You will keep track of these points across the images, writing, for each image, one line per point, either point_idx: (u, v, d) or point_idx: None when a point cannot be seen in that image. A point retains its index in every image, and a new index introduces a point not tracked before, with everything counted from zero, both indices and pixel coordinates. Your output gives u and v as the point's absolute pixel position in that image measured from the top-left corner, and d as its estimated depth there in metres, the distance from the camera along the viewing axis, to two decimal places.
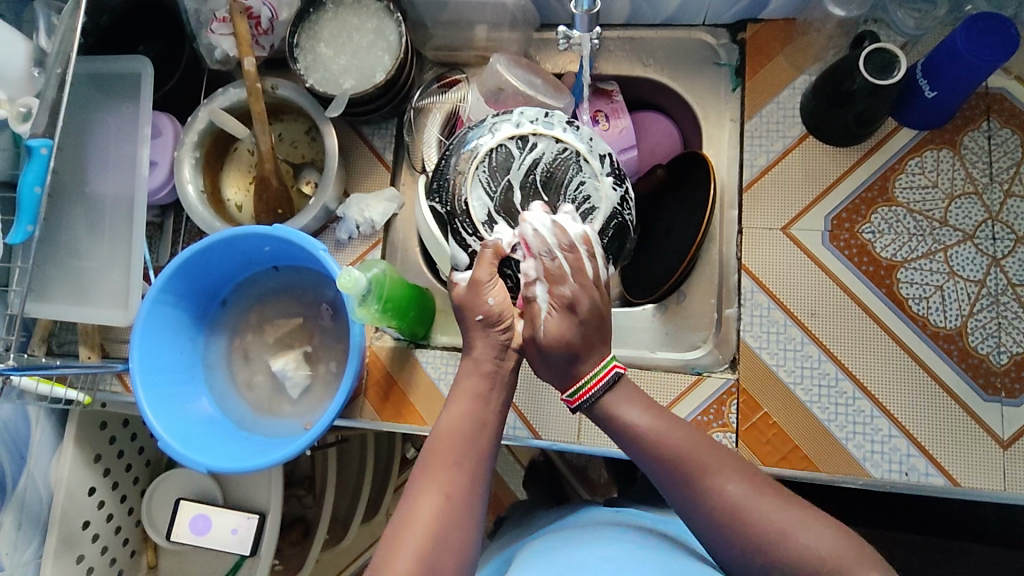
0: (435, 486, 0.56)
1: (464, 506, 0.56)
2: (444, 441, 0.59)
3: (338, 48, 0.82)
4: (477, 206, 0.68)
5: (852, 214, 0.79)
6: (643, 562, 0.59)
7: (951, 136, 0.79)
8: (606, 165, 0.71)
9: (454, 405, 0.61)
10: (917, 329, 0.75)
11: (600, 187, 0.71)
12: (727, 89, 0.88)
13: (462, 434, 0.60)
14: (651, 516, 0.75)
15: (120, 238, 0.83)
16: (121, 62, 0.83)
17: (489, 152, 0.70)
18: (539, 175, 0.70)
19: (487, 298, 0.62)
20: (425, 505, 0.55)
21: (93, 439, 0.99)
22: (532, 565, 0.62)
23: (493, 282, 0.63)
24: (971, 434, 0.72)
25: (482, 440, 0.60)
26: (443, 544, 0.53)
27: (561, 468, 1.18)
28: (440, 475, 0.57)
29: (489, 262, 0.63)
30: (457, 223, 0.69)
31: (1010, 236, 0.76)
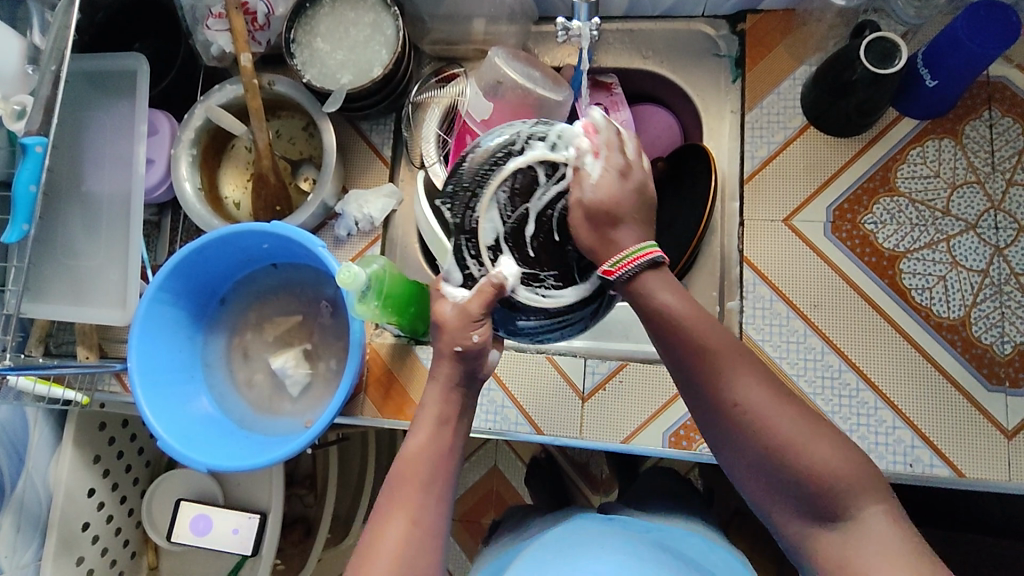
0: (400, 513, 0.56)
1: (430, 530, 0.56)
2: (412, 467, 0.58)
3: (335, 43, 0.82)
4: (484, 229, 0.61)
5: (854, 204, 0.78)
6: None
7: (953, 125, 0.78)
8: None
9: (421, 426, 0.60)
10: (920, 319, 0.75)
11: None
12: (727, 80, 0.87)
13: (428, 456, 0.59)
14: (642, 523, 0.74)
15: (118, 236, 0.83)
16: (118, 60, 0.83)
17: (514, 172, 0.60)
18: (560, 210, 0.61)
19: (472, 335, 0.59)
20: (390, 531, 0.55)
21: (93, 440, 0.99)
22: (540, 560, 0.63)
23: (484, 321, 0.59)
24: (975, 424, 0.72)
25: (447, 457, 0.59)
26: (410, 568, 0.54)
27: (562, 464, 1.18)
28: (404, 499, 0.57)
29: (486, 296, 0.59)
30: (460, 239, 0.61)
31: (1013, 226, 0.76)
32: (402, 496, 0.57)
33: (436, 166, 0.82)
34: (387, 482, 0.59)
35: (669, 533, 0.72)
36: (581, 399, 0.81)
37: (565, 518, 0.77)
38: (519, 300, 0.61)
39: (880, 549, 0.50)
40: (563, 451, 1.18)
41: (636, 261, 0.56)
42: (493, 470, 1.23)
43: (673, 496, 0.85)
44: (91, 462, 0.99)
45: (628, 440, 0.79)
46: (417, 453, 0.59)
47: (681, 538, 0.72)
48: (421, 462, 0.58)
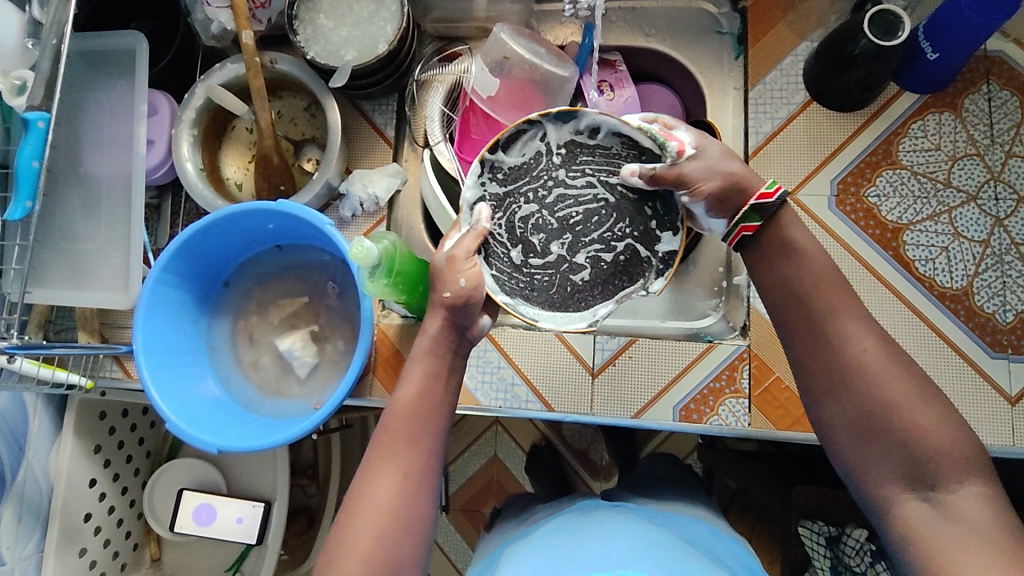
0: (388, 468, 0.58)
1: (412, 490, 0.58)
2: (396, 421, 0.60)
3: (339, 19, 0.81)
4: (584, 262, 0.68)
5: (858, 177, 0.79)
6: (655, 552, 0.59)
7: (953, 99, 0.80)
8: (520, 140, 0.66)
9: (411, 380, 0.62)
10: (924, 289, 0.76)
11: (512, 157, 0.66)
12: (730, 57, 0.87)
13: (417, 412, 0.61)
14: (650, 510, 0.72)
15: (119, 218, 0.82)
16: (116, 38, 0.81)
17: (605, 204, 0.67)
18: (553, 193, 0.68)
19: (458, 276, 0.61)
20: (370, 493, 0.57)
21: (93, 429, 0.97)
22: (561, 544, 0.63)
23: (469, 263, 0.62)
24: (980, 391, 0.73)
25: (434, 414, 0.62)
26: (396, 528, 0.56)
27: (562, 450, 1.19)
28: (392, 455, 0.59)
29: (469, 242, 0.63)
30: (574, 280, 0.68)
31: (1012, 196, 0.77)
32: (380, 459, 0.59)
33: (440, 145, 0.82)
34: (376, 435, 0.61)
35: (673, 518, 0.71)
36: (590, 375, 0.81)
37: (571, 504, 0.77)
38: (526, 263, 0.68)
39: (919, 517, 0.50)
40: (561, 436, 1.19)
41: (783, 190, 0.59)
42: (493, 459, 1.22)
43: (679, 476, 0.86)
44: (92, 452, 0.97)
45: (638, 415, 0.80)
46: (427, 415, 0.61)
47: (688, 525, 0.70)
48: (411, 419, 0.61)
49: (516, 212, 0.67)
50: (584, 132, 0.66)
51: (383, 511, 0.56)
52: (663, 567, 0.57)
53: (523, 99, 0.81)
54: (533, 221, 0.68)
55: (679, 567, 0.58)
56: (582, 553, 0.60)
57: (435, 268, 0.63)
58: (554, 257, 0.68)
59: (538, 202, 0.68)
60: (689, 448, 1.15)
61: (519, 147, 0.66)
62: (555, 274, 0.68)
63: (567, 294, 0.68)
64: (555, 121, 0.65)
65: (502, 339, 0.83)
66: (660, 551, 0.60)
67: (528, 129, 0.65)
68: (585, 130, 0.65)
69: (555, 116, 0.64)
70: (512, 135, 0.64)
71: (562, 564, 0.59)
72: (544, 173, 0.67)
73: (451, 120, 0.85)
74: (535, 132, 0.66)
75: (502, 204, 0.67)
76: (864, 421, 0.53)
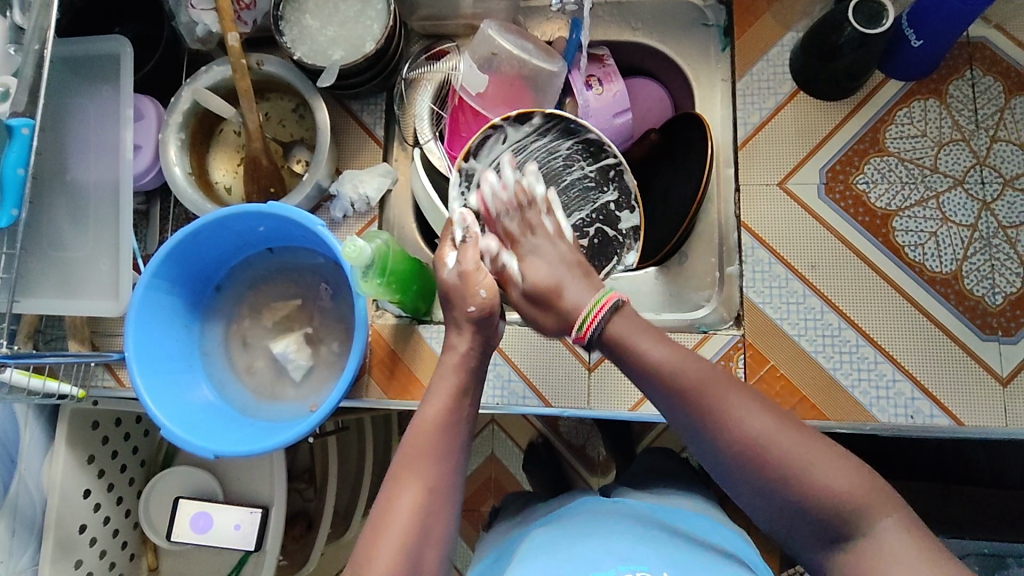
0: (409, 486, 0.58)
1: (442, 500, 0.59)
2: (416, 441, 0.61)
3: (325, 19, 0.81)
4: None
5: (846, 165, 0.80)
6: (653, 547, 0.59)
7: (937, 85, 0.80)
8: (486, 145, 0.78)
9: (433, 402, 0.63)
10: (915, 275, 0.77)
11: (483, 162, 0.79)
12: (717, 49, 0.88)
13: (436, 432, 0.61)
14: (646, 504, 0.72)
15: (107, 224, 0.81)
16: (100, 43, 0.81)
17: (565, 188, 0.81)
18: None
19: (478, 291, 0.66)
20: (402, 500, 0.57)
21: (87, 439, 0.96)
22: (561, 546, 0.62)
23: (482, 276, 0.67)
24: (973, 374, 0.74)
25: (454, 434, 0.62)
26: (423, 542, 0.56)
27: (559, 446, 1.19)
28: (416, 472, 0.59)
29: (474, 254, 0.68)
30: None
31: (998, 180, 0.78)
32: (416, 464, 0.59)
33: (430, 143, 0.82)
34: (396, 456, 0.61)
35: (671, 510, 0.71)
36: (588, 369, 0.81)
37: (571, 501, 0.77)
38: None
39: (893, 518, 0.51)
40: (558, 433, 1.19)
41: (593, 323, 0.62)
42: (490, 458, 1.22)
43: (675, 469, 0.87)
44: (86, 462, 0.96)
45: (636, 408, 0.80)
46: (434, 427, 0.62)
47: (687, 517, 0.70)
48: (432, 438, 0.61)
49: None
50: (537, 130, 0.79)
51: (414, 520, 0.56)
52: (669, 561, 0.58)
53: (512, 95, 0.82)
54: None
55: (685, 563, 0.58)
56: (583, 555, 0.59)
57: (449, 284, 0.68)
58: None
59: None
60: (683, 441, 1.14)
61: (486, 152, 0.79)
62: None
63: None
64: (513, 123, 0.78)
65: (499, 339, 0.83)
66: (665, 547, 0.60)
67: (492, 134, 0.77)
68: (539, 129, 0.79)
69: (513, 120, 0.78)
70: (480, 141, 0.77)
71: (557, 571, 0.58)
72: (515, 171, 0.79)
73: (441, 117, 0.85)
74: (498, 137, 0.78)
75: None
76: (757, 475, 0.54)
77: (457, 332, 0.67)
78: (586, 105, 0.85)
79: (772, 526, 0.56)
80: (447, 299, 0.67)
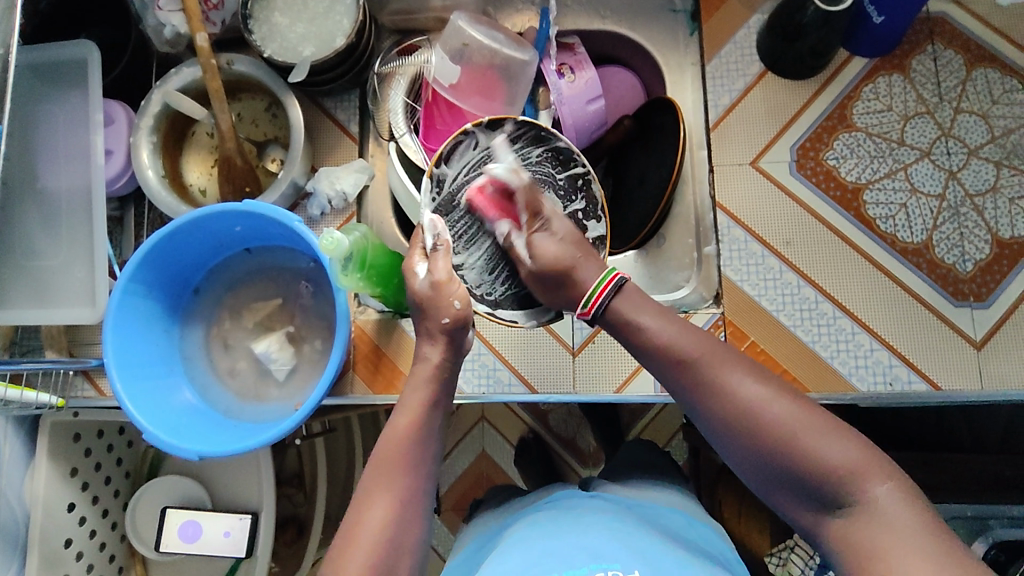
0: (381, 496, 0.58)
1: (415, 503, 0.59)
2: (386, 452, 0.61)
3: (294, 16, 0.81)
4: None
5: (816, 142, 0.81)
6: (622, 542, 0.60)
7: (900, 60, 0.82)
8: (458, 152, 0.75)
9: (401, 416, 0.64)
10: (887, 246, 0.78)
11: (454, 170, 0.75)
12: (685, 34, 0.89)
13: (407, 443, 0.62)
14: (624, 499, 0.73)
15: (81, 231, 0.81)
16: (65, 48, 0.80)
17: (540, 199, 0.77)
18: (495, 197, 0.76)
19: (451, 301, 0.67)
20: (375, 511, 0.57)
21: (69, 451, 0.94)
22: (537, 539, 0.62)
23: (454, 284, 0.68)
24: (946, 339, 0.76)
25: (427, 442, 0.63)
26: (396, 545, 0.56)
27: (550, 442, 1.20)
28: (386, 483, 0.59)
29: (443, 265, 0.69)
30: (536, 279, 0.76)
31: (963, 150, 0.79)
32: (384, 474, 0.60)
33: (405, 137, 0.82)
34: (368, 467, 0.61)
35: (651, 507, 0.71)
36: (572, 354, 0.82)
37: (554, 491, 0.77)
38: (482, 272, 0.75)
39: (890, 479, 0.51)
40: (547, 426, 1.20)
41: (602, 295, 0.65)
42: (481, 453, 1.21)
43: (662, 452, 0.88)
44: (70, 475, 0.94)
45: (621, 390, 0.81)
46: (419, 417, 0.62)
47: (664, 514, 0.70)
48: (404, 446, 0.61)
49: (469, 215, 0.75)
50: (510, 136, 0.76)
51: (386, 528, 0.56)
52: (640, 556, 0.58)
53: (485, 86, 0.81)
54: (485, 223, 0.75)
55: (660, 564, 0.58)
56: (556, 550, 0.60)
57: (422, 294, 0.68)
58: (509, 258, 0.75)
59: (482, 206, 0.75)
60: (667, 435, 1.17)
61: (458, 158, 0.75)
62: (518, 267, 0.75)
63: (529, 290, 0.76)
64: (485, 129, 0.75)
65: (490, 335, 0.83)
66: (641, 545, 0.60)
67: (463, 140, 0.74)
68: (510, 136, 0.76)
69: (485, 125, 0.74)
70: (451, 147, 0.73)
71: (536, 563, 0.58)
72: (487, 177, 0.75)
73: (415, 110, 0.85)
74: (470, 143, 0.75)
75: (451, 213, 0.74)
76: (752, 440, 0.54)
77: (430, 342, 0.68)
78: (560, 93, 0.84)
79: (766, 493, 0.56)
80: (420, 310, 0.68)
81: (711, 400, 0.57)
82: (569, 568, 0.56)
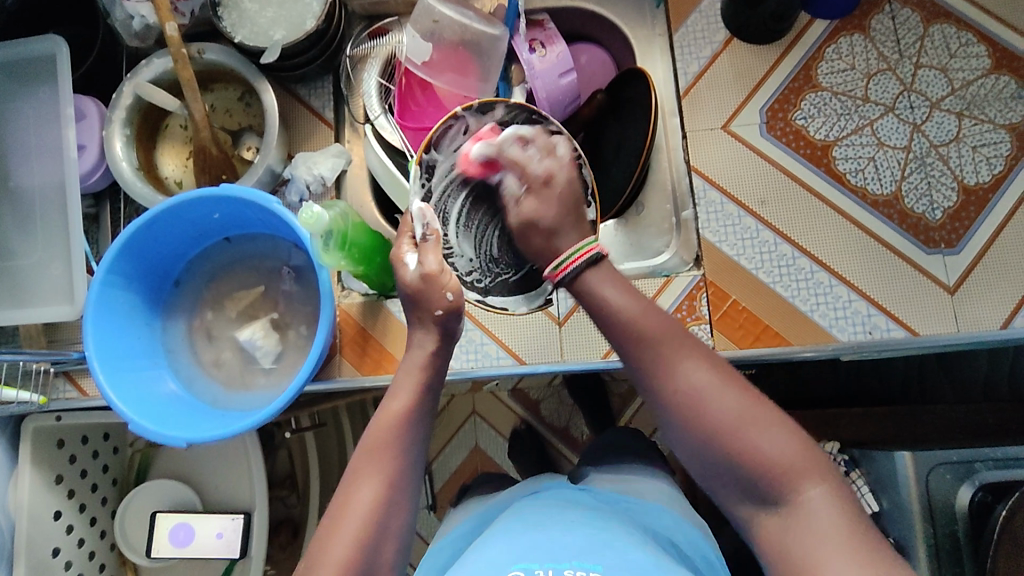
0: (367, 482, 0.57)
1: (402, 486, 0.58)
2: (375, 434, 0.59)
3: (263, 2, 0.81)
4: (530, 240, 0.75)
5: (784, 103, 0.83)
6: (609, 543, 0.56)
7: (860, 21, 0.84)
8: (450, 136, 0.73)
9: (393, 398, 0.61)
10: (859, 200, 0.80)
11: (446, 157, 0.73)
12: (651, 6, 0.90)
13: (394, 422, 0.60)
14: (610, 493, 0.69)
15: (57, 227, 0.80)
16: (32, 45, 0.79)
17: None
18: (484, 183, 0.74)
19: (445, 293, 0.62)
20: (360, 497, 0.56)
21: (53, 458, 0.92)
22: (529, 518, 0.62)
23: (445, 272, 0.63)
24: (920, 285, 0.78)
25: (416, 426, 0.60)
26: (383, 526, 0.55)
27: (543, 431, 1.19)
28: (374, 466, 0.58)
29: (434, 250, 0.64)
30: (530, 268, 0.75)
31: (926, 103, 0.82)
32: (372, 459, 0.58)
33: (381, 119, 0.82)
34: (357, 450, 0.60)
35: (636, 505, 0.67)
36: (558, 325, 0.83)
37: (537, 482, 0.76)
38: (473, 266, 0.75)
39: None
40: (539, 415, 1.20)
41: (576, 262, 0.62)
42: (475, 450, 1.19)
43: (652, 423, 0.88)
44: (55, 483, 0.92)
45: (607, 356, 0.82)
46: (408, 384, 0.62)
47: (647, 514, 0.66)
48: (392, 428, 0.59)
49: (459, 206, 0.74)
50: (503, 119, 0.73)
51: (374, 511, 0.55)
52: (620, 556, 0.54)
53: (458, 63, 0.83)
54: (476, 213, 0.74)
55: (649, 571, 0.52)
56: (549, 531, 0.59)
57: (413, 285, 0.64)
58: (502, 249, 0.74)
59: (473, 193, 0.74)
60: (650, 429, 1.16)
61: (448, 143, 0.73)
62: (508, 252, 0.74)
63: (519, 275, 0.74)
64: (475, 113, 0.73)
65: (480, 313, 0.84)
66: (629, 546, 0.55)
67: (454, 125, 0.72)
68: (503, 121, 0.73)
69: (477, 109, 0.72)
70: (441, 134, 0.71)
71: (520, 552, 0.56)
72: None
73: (389, 91, 0.86)
74: (460, 126, 0.73)
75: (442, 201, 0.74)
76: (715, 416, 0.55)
77: (422, 330, 0.64)
78: (532, 68, 0.85)
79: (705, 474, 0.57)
80: (411, 301, 0.64)
81: (661, 375, 0.57)
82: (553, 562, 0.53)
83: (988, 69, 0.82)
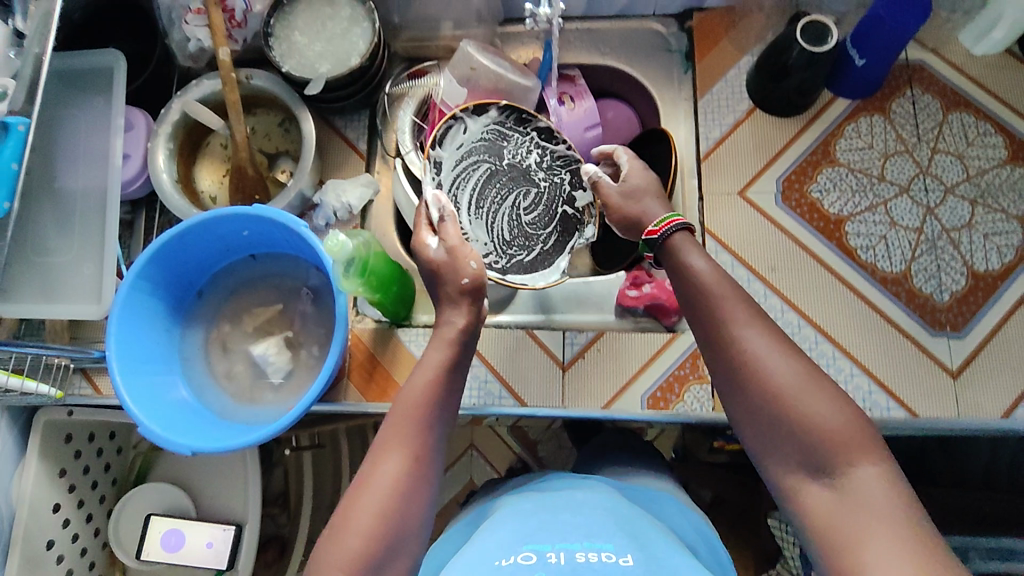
0: (394, 455, 0.58)
1: (426, 468, 0.59)
2: (402, 410, 0.61)
3: (312, 36, 0.86)
4: (540, 221, 0.83)
5: (801, 175, 0.86)
6: (625, 527, 0.55)
7: (881, 103, 0.87)
8: (451, 133, 0.81)
9: (419, 374, 0.63)
10: (868, 275, 0.82)
11: (451, 152, 0.82)
12: (680, 71, 0.93)
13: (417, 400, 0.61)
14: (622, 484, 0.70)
15: (94, 230, 0.84)
16: (95, 57, 0.85)
17: (533, 171, 0.84)
18: (489, 172, 0.83)
19: (467, 264, 0.67)
20: (386, 468, 0.57)
21: (60, 451, 0.94)
22: (544, 501, 0.61)
23: (468, 249, 0.68)
24: (923, 367, 0.78)
25: (439, 407, 0.62)
26: (405, 502, 0.56)
27: None
28: (398, 440, 0.59)
29: (453, 232, 0.68)
30: (540, 246, 0.83)
31: (941, 188, 0.84)
32: (398, 433, 0.59)
33: (411, 154, 0.85)
34: (383, 423, 0.61)
35: (645, 496, 0.67)
36: (562, 369, 0.85)
37: (548, 474, 0.76)
38: (490, 248, 0.82)
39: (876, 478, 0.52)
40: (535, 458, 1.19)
41: (671, 225, 0.63)
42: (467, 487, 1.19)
43: None
44: (58, 475, 0.94)
45: (608, 405, 0.83)
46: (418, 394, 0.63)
47: (656, 503, 0.67)
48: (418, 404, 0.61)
49: (467, 194, 0.82)
50: (496, 120, 0.83)
51: (397, 485, 0.57)
52: (636, 541, 0.53)
53: None
54: (484, 203, 0.83)
55: (660, 554, 0.52)
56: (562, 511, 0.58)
57: (438, 261, 0.68)
58: (516, 230, 0.83)
59: (479, 182, 0.83)
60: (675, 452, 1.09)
61: (450, 141, 0.82)
62: (518, 234, 0.83)
63: (530, 255, 0.83)
64: (472, 114, 0.82)
65: (489, 352, 0.86)
66: (641, 530, 0.56)
67: (455, 124, 0.81)
68: (495, 122, 0.83)
69: (472, 111, 0.81)
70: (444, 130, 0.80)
71: (535, 531, 0.55)
72: (479, 158, 0.83)
73: (422, 129, 0.89)
74: (460, 126, 0.82)
75: (454, 193, 0.82)
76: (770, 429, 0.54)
77: (453, 306, 0.67)
78: (559, 118, 0.89)
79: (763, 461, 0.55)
80: (437, 275, 0.67)
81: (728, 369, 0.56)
82: (564, 542, 0.52)
83: (1004, 160, 0.84)
